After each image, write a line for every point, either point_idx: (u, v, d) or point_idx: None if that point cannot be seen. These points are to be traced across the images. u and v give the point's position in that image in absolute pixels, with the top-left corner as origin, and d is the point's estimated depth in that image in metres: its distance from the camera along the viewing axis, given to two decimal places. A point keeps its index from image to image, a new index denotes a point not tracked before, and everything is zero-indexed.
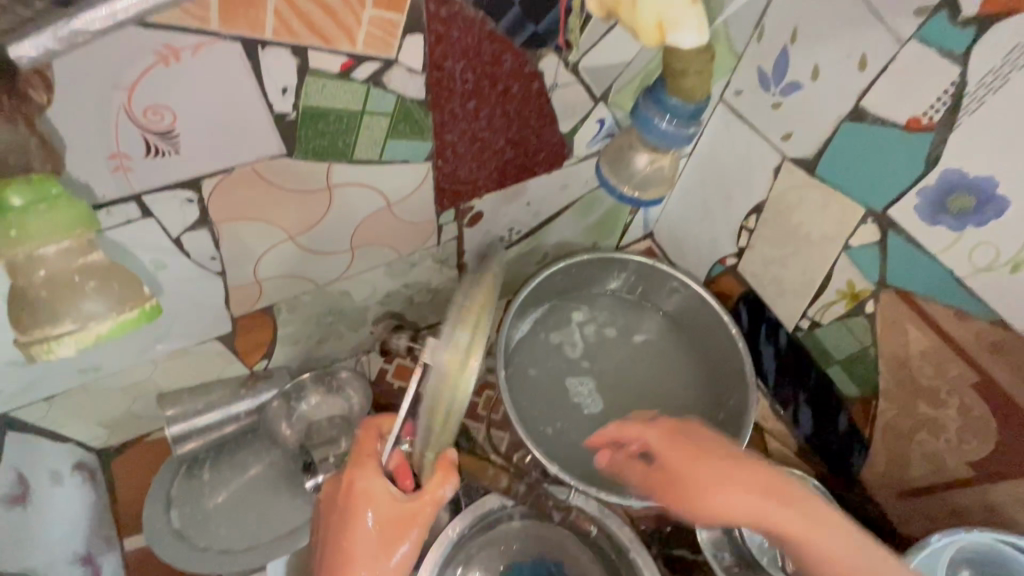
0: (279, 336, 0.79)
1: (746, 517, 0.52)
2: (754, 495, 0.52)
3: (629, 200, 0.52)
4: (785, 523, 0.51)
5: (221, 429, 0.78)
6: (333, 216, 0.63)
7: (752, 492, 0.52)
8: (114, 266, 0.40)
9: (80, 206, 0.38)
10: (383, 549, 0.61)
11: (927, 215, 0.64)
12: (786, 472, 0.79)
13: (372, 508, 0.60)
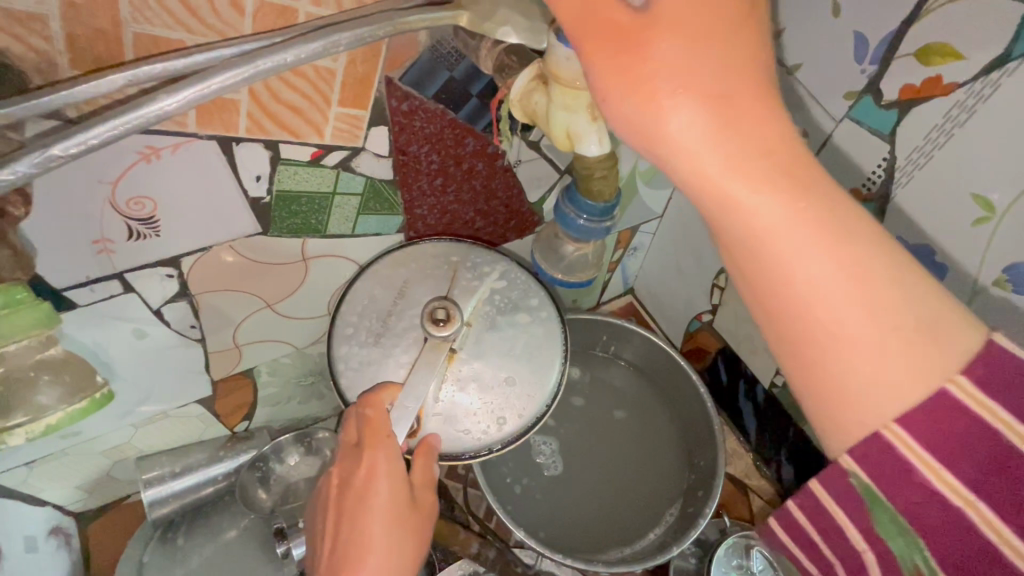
0: (260, 397, 0.81)
1: (776, 263, 0.35)
2: (754, 186, 0.33)
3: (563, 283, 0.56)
4: (812, 275, 0.35)
5: (198, 491, 0.79)
6: (310, 284, 0.67)
7: (773, 185, 0.33)
8: (69, 356, 0.44)
9: (47, 308, 0.40)
10: (391, 544, 0.59)
11: None
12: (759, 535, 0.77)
13: (380, 493, 0.58)
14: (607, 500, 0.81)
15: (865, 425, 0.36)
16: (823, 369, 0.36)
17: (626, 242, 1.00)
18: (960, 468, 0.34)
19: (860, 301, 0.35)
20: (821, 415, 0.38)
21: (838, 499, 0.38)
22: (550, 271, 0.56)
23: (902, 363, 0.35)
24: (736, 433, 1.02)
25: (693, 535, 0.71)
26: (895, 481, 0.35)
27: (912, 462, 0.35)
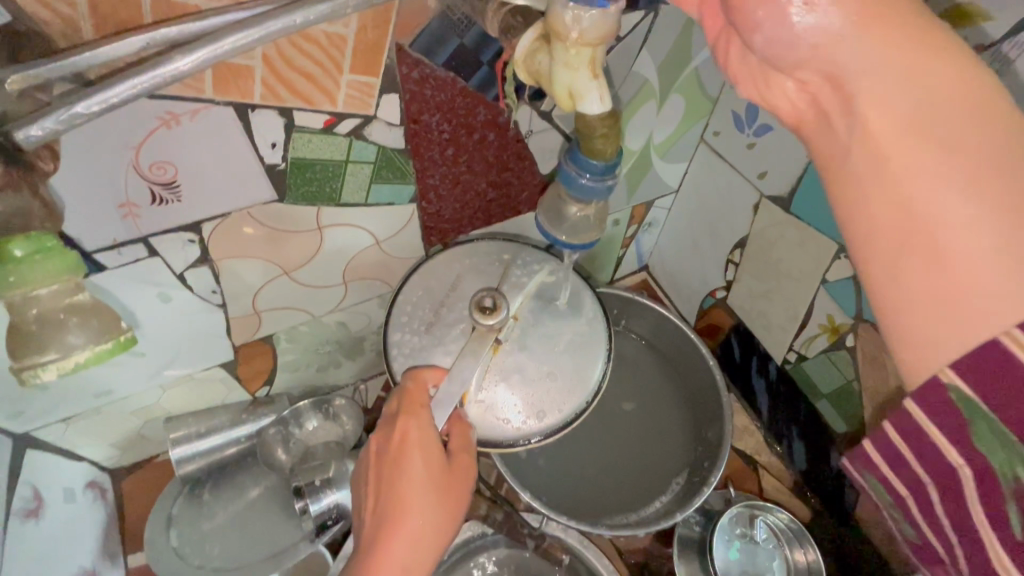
0: (280, 363, 0.84)
1: (891, 132, 0.36)
2: (872, 53, 0.35)
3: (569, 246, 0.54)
4: (925, 173, 0.35)
5: (222, 451, 0.82)
6: (325, 253, 0.69)
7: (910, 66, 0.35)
8: (98, 302, 0.43)
9: (77, 254, 0.42)
10: (430, 502, 0.60)
11: None
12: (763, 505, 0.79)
13: (417, 439, 0.60)
14: (614, 470, 0.82)
15: (969, 328, 0.35)
16: (929, 240, 0.35)
17: (641, 217, 1.00)
18: (1005, 394, 0.35)
19: (984, 176, 0.34)
20: (891, 295, 0.38)
21: (926, 410, 0.39)
22: (555, 233, 0.54)
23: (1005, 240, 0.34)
24: (747, 410, 1.01)
25: (697, 502, 0.72)
26: (1003, 382, 0.34)
27: (1012, 376, 0.34)
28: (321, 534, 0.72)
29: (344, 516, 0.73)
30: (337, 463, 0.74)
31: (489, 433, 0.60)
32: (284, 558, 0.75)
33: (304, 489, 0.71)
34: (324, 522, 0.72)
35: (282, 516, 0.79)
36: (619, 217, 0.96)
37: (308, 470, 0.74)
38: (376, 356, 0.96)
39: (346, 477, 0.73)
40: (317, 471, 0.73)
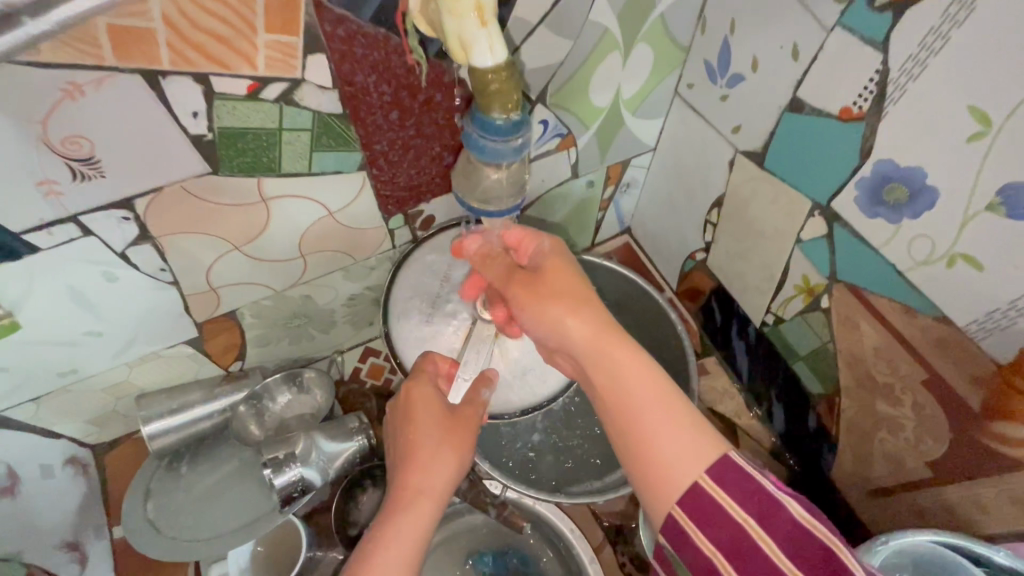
0: (248, 338, 0.84)
1: (581, 326, 0.50)
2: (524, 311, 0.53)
3: (480, 211, 0.59)
4: (633, 389, 0.47)
5: (196, 426, 0.82)
6: (275, 225, 0.67)
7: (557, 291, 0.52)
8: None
9: None
10: (447, 444, 0.60)
11: (867, 208, 0.61)
12: None
13: (426, 387, 0.62)
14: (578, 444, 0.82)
15: (665, 490, 0.45)
16: (624, 416, 0.47)
17: (617, 178, 0.96)
18: (750, 509, 0.42)
19: (631, 364, 0.48)
20: (632, 425, 0.47)
21: (694, 514, 0.43)
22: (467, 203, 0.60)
23: (677, 435, 0.45)
24: (729, 372, 1.00)
25: None
26: (704, 517, 0.43)
27: (716, 502, 0.43)
28: (289, 504, 0.73)
29: (311, 488, 0.73)
30: (305, 439, 0.74)
31: (503, 404, 0.69)
32: (257, 528, 0.76)
33: (269, 462, 0.72)
34: (291, 495, 0.73)
35: (256, 487, 0.80)
36: (593, 179, 0.92)
37: (274, 443, 0.74)
38: (350, 328, 0.95)
39: (312, 450, 0.73)
40: (282, 445, 0.74)
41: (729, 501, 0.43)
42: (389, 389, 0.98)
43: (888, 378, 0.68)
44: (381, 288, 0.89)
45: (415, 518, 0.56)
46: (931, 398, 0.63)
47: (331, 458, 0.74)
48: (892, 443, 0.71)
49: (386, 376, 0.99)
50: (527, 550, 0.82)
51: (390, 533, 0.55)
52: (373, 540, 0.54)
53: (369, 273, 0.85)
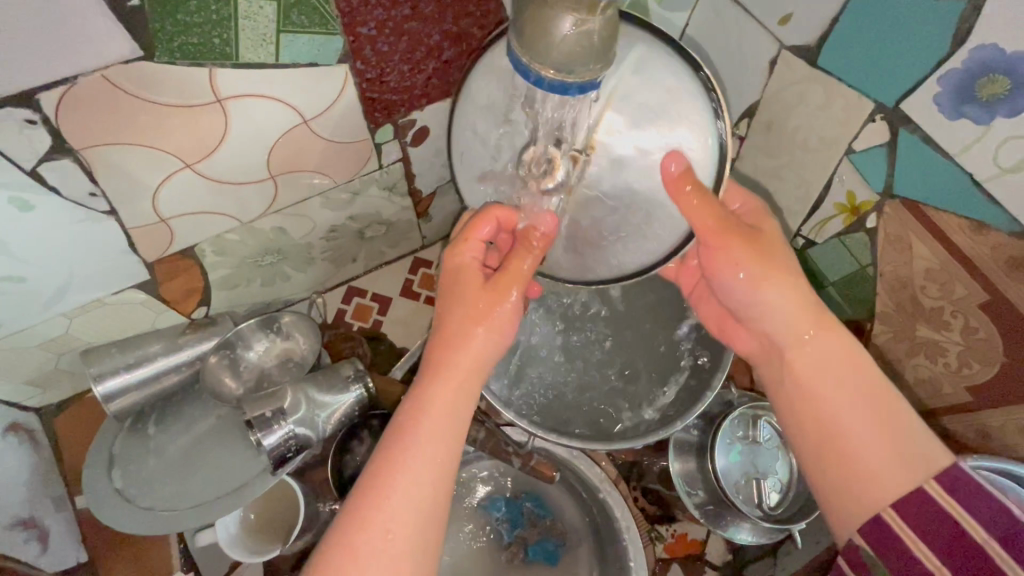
0: (212, 280, 0.71)
1: (796, 313, 0.50)
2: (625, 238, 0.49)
3: (549, 84, 0.36)
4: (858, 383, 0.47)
5: (160, 382, 0.71)
6: (235, 137, 0.53)
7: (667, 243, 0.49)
8: None
9: None
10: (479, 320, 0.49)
11: (950, 108, 0.53)
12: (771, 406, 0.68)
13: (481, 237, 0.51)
14: (596, 388, 0.71)
15: (869, 506, 0.44)
16: (809, 410, 0.48)
17: None
18: (931, 537, 0.40)
19: (826, 354, 0.49)
20: (819, 433, 0.47)
21: (877, 546, 0.43)
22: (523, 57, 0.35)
23: (853, 413, 0.46)
24: None
25: (699, 407, 0.63)
26: (890, 544, 0.42)
27: (895, 532, 0.42)
28: (281, 466, 0.65)
29: (306, 446, 0.65)
30: (292, 391, 0.65)
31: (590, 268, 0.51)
32: (245, 492, 0.67)
33: (255, 422, 0.63)
34: (284, 456, 0.65)
35: (239, 446, 0.71)
36: None
37: (258, 400, 0.65)
38: (330, 265, 0.83)
39: (304, 405, 0.64)
40: (268, 401, 0.65)
41: (933, 525, 0.41)
42: (378, 332, 0.89)
43: (937, 301, 0.63)
44: (365, 218, 0.77)
45: (455, 391, 0.47)
46: (987, 321, 0.59)
47: (326, 413, 0.65)
48: (927, 368, 0.68)
49: (373, 317, 0.89)
50: (544, 497, 0.77)
51: (430, 412, 0.46)
52: (403, 416, 0.46)
53: (351, 201, 0.72)
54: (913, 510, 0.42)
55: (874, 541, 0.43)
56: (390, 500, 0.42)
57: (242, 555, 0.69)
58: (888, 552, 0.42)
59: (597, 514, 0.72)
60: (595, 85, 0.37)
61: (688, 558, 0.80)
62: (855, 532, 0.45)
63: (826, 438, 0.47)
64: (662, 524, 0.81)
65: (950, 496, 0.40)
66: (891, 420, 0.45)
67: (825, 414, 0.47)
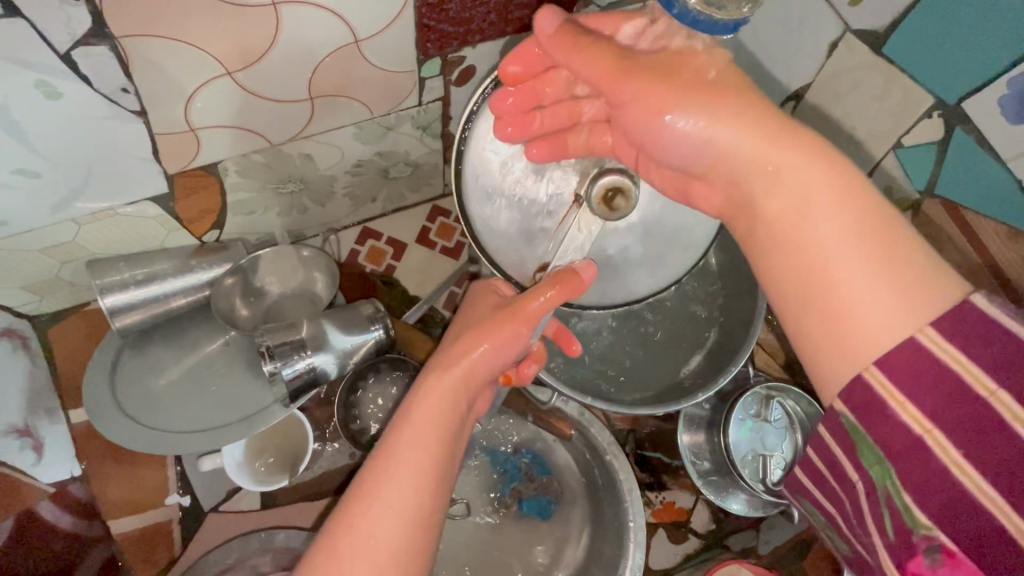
0: (230, 203, 0.67)
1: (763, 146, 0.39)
2: (743, 130, 0.40)
3: (693, 18, 0.36)
4: (825, 238, 0.36)
5: (169, 303, 0.68)
6: (283, 47, 0.49)
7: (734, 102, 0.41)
8: None
9: None
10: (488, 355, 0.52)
11: (1013, 112, 0.53)
12: (783, 388, 0.70)
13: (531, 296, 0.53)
14: (616, 358, 0.72)
15: (853, 350, 0.36)
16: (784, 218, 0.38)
17: None
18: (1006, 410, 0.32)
19: (827, 187, 0.37)
20: (818, 267, 0.36)
21: (913, 389, 0.34)
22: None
23: (881, 271, 0.35)
24: None
25: (722, 381, 0.64)
26: (918, 384, 0.34)
27: (957, 381, 0.33)
28: (295, 400, 0.65)
29: (322, 381, 0.65)
30: (311, 324, 0.64)
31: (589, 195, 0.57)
32: (256, 421, 0.67)
33: (274, 351, 0.62)
34: (299, 388, 0.64)
35: (250, 375, 0.70)
36: None
37: (276, 331, 0.63)
38: (349, 202, 0.80)
39: (325, 340, 0.64)
40: (288, 332, 0.63)
41: (935, 383, 0.33)
42: (391, 277, 0.87)
43: None
44: (393, 156, 0.74)
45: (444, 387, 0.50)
46: None
47: (343, 350, 0.65)
48: None
49: (386, 262, 0.87)
50: (544, 456, 0.78)
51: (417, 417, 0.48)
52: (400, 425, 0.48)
53: (383, 136, 0.68)
54: (1005, 351, 0.32)
55: (895, 374, 0.34)
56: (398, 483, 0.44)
57: (247, 483, 0.69)
58: (910, 379, 0.34)
59: (599, 476, 0.73)
60: (739, 28, 0.37)
61: (673, 524, 0.81)
62: (871, 364, 0.35)
63: (792, 255, 0.38)
64: (651, 491, 0.82)
65: (970, 340, 0.33)
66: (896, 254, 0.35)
67: (827, 245, 0.36)
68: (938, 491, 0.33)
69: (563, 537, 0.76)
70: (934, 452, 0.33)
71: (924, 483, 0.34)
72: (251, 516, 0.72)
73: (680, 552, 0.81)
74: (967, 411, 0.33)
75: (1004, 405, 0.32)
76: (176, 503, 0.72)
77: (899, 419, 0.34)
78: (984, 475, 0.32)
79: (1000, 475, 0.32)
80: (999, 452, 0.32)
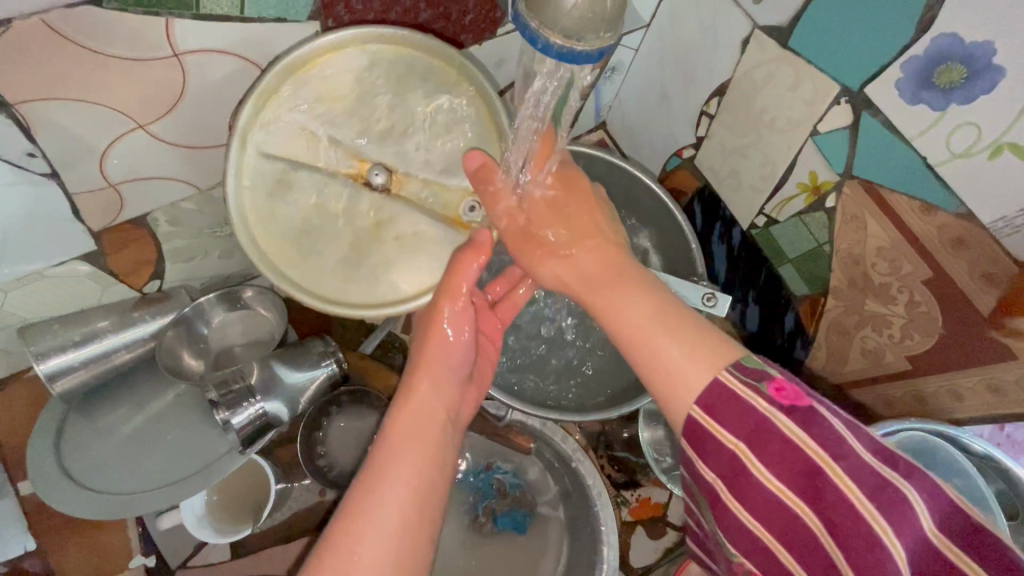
0: (166, 252, 0.66)
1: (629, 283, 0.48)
2: (596, 277, 0.50)
3: (557, 51, 0.37)
4: (673, 366, 0.42)
5: (112, 360, 0.66)
6: (193, 96, 0.49)
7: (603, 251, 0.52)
8: None
9: None
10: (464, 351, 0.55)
11: (909, 94, 0.56)
12: None
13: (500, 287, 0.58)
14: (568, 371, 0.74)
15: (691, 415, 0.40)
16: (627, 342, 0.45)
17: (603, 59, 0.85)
18: (787, 484, 0.37)
19: (640, 307, 0.46)
20: (667, 378, 0.42)
21: (731, 481, 0.39)
22: (529, 20, 0.36)
23: (700, 362, 0.41)
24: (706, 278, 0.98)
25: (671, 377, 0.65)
26: (738, 483, 0.39)
27: (753, 474, 0.38)
28: (250, 445, 0.63)
29: (277, 423, 0.64)
30: (259, 367, 0.63)
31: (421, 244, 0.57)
32: (215, 471, 0.66)
33: (222, 400, 0.61)
34: (253, 434, 0.63)
35: (204, 425, 0.68)
36: None
37: (222, 377, 0.62)
38: None
39: (273, 381, 0.63)
40: (235, 377, 0.62)
41: (746, 479, 0.39)
42: None
43: (886, 277, 0.67)
44: None
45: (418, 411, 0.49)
46: (930, 296, 0.63)
47: (296, 388, 0.64)
48: (874, 340, 0.72)
49: None
50: (514, 469, 0.78)
51: (408, 407, 0.49)
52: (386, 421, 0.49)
53: None
54: (783, 456, 0.37)
55: (726, 478, 0.39)
56: (402, 459, 0.46)
57: (211, 534, 0.68)
58: (739, 487, 0.39)
59: (569, 486, 0.74)
60: (604, 55, 0.37)
61: (651, 520, 0.82)
62: (693, 405, 0.40)
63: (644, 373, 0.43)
64: (628, 489, 0.83)
65: (758, 447, 0.38)
66: (705, 345, 0.42)
67: (664, 355, 0.43)
68: (745, 547, 0.40)
69: (542, 550, 0.76)
70: (738, 520, 0.40)
71: (736, 536, 0.40)
72: (221, 568, 0.71)
73: (661, 548, 0.82)
74: (811, 480, 0.36)
75: (798, 507, 0.37)
76: (141, 565, 0.70)
77: (733, 511, 0.40)
78: (796, 557, 0.38)
79: (794, 547, 0.37)
80: (790, 527, 0.37)
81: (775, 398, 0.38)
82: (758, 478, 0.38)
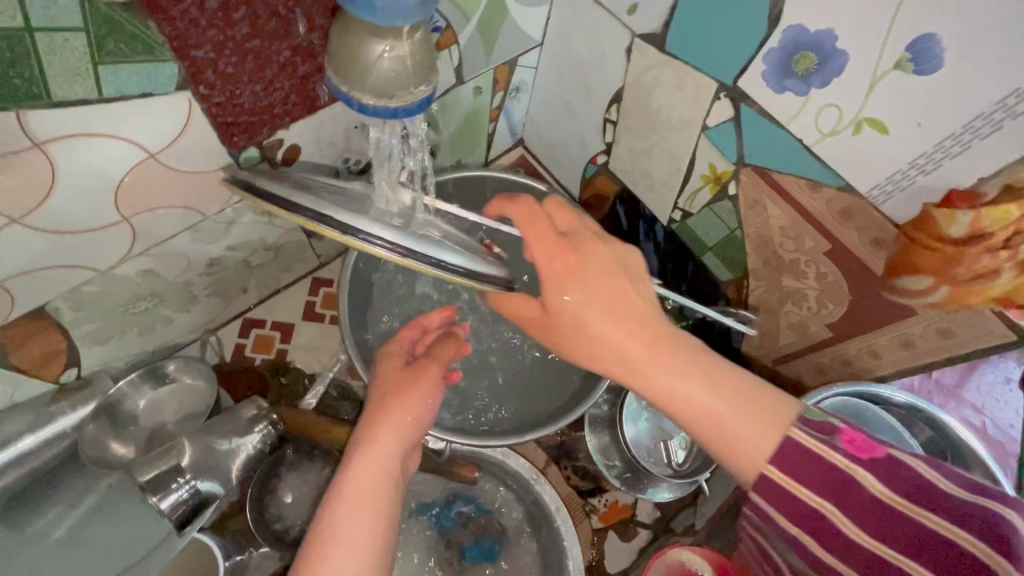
0: (76, 339, 0.63)
1: (627, 332, 0.47)
2: (603, 322, 0.47)
3: (373, 109, 0.41)
4: (743, 435, 0.44)
5: (29, 459, 0.61)
6: (67, 183, 0.48)
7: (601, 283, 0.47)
8: None
9: None
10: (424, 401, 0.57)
11: (776, 83, 0.59)
12: None
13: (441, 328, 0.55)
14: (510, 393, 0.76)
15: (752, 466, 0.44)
16: (676, 401, 0.46)
17: (506, 81, 0.86)
18: (873, 528, 0.41)
19: (670, 359, 0.46)
20: (730, 435, 0.44)
21: (811, 530, 0.43)
22: (338, 87, 0.41)
23: (734, 411, 0.44)
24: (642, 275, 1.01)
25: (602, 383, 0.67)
26: (821, 532, 0.42)
27: (835, 524, 0.42)
28: (186, 527, 0.60)
29: (214, 497, 0.61)
30: (190, 443, 0.62)
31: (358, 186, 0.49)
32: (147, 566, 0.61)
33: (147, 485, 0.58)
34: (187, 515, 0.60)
35: None
36: (481, 83, 0.81)
37: (148, 460, 0.60)
38: (218, 299, 0.78)
39: (206, 455, 0.61)
40: (161, 458, 0.60)
41: (831, 534, 0.42)
42: (284, 362, 0.84)
43: (793, 253, 0.70)
44: (247, 246, 0.72)
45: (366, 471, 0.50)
46: (833, 266, 0.66)
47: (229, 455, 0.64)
48: (797, 314, 0.75)
49: (276, 347, 0.84)
50: (476, 497, 0.78)
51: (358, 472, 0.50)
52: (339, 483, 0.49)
53: (227, 230, 0.67)
54: (856, 498, 0.41)
55: (811, 530, 0.43)
56: (348, 536, 0.46)
57: None
58: (826, 537, 0.42)
59: (530, 505, 0.74)
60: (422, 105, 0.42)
61: (621, 522, 0.83)
62: (768, 465, 0.43)
63: (695, 427, 0.46)
64: (594, 497, 0.83)
65: (838, 494, 0.42)
66: (737, 393, 0.45)
67: (709, 408, 0.45)
68: None
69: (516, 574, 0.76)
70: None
71: None
72: None
73: (635, 548, 0.83)
74: (901, 513, 0.40)
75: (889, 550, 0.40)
76: None
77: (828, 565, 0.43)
78: None
79: None
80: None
81: (816, 433, 0.43)
82: (843, 530, 0.42)
